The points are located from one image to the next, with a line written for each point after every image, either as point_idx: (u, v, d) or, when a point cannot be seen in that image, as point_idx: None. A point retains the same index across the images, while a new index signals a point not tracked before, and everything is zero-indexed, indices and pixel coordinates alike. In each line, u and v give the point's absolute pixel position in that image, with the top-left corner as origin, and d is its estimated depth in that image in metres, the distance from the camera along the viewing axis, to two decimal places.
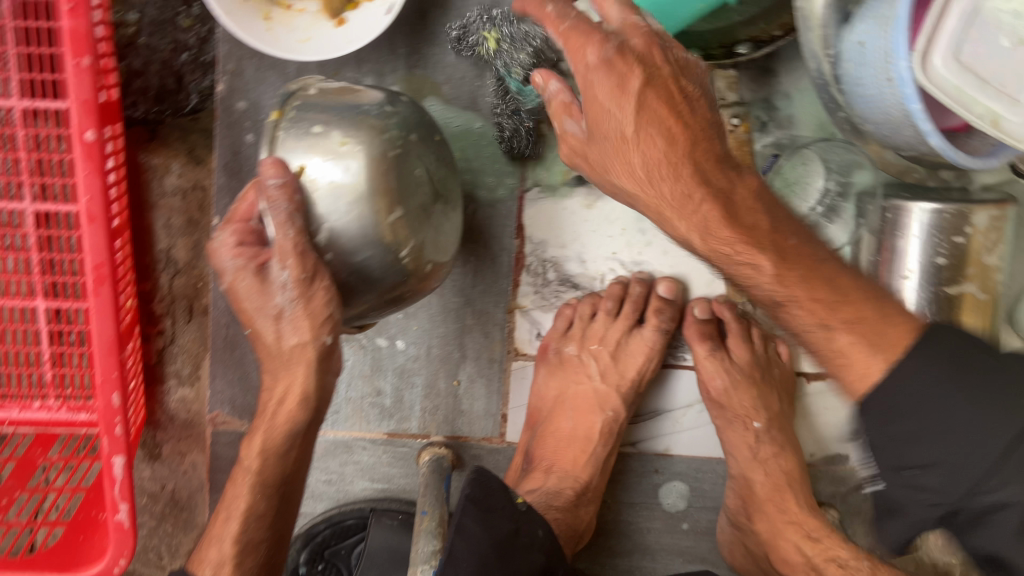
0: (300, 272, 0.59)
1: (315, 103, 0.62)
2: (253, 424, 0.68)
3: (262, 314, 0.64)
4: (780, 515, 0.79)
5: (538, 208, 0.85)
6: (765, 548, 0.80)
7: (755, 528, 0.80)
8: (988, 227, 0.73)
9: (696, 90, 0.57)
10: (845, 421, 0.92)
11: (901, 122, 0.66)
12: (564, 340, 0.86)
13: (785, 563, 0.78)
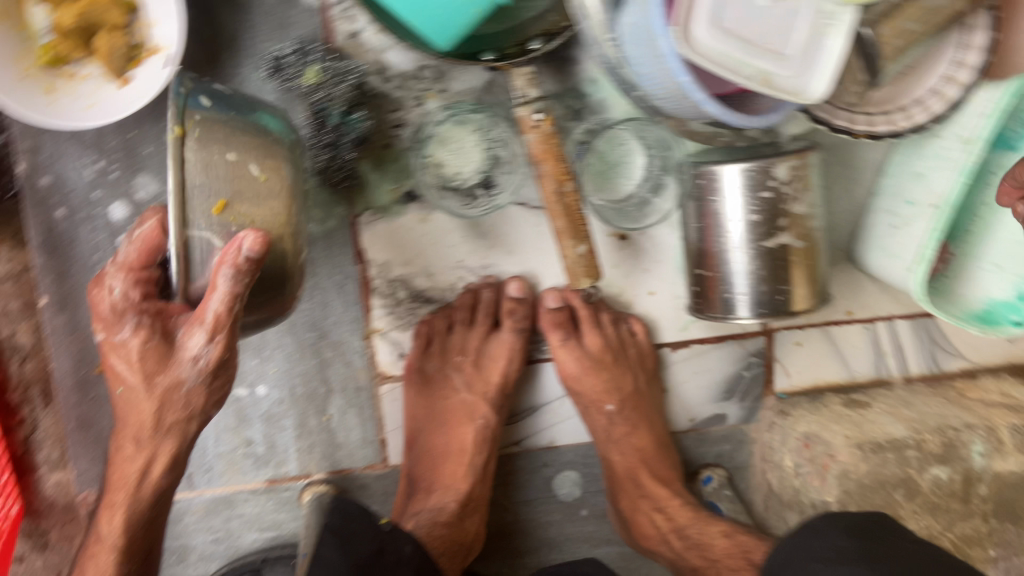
0: (223, 349, 0.61)
1: (218, 123, 0.60)
2: (112, 497, 0.70)
3: (138, 389, 0.64)
4: (636, 493, 0.87)
5: (374, 231, 0.84)
6: (628, 525, 0.88)
7: (619, 507, 0.89)
8: (791, 177, 0.76)
9: None
10: (715, 383, 0.95)
11: (681, 95, 0.67)
12: (424, 357, 0.86)
13: (643, 535, 0.87)
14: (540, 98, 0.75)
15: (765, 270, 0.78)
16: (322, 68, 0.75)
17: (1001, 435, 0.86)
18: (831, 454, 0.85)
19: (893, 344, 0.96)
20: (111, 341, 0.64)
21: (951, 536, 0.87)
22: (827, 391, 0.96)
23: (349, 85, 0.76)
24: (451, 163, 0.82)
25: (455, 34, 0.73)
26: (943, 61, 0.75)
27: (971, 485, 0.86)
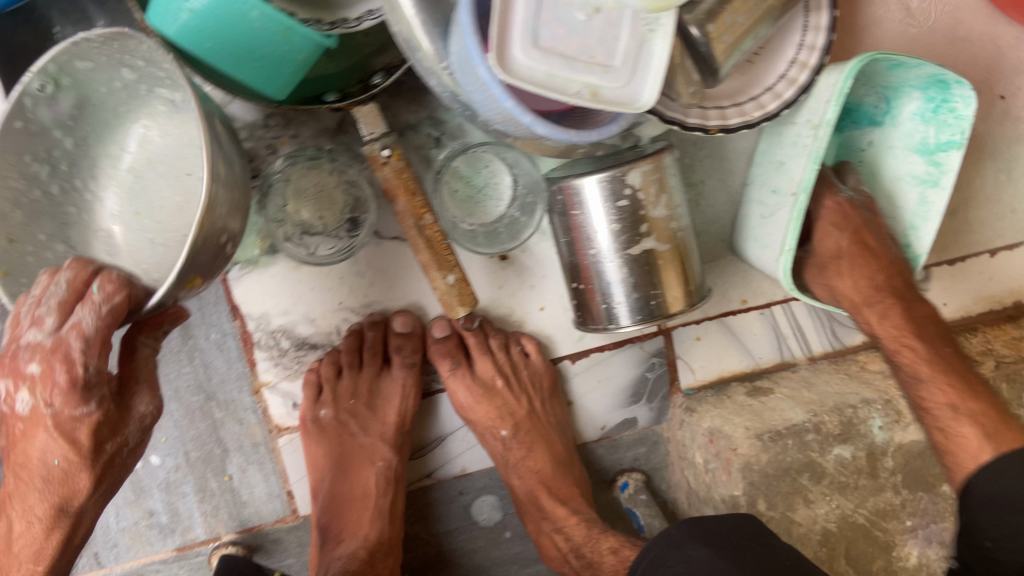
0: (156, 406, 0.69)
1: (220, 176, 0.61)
2: None
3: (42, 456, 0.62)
4: (543, 518, 0.88)
5: (246, 284, 0.82)
6: (537, 544, 0.90)
7: (529, 528, 0.90)
8: (646, 182, 0.76)
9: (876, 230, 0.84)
10: (619, 389, 0.95)
11: (512, 119, 0.67)
12: (316, 404, 0.85)
13: (547, 554, 0.89)
14: (385, 134, 0.75)
15: (634, 275, 0.78)
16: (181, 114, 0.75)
17: (898, 406, 0.86)
18: (733, 448, 0.85)
19: (792, 325, 0.97)
20: (64, 415, 0.60)
21: (863, 512, 0.87)
22: (732, 380, 0.96)
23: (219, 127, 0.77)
24: (309, 207, 0.80)
25: (284, 83, 0.72)
26: (791, 46, 0.79)
27: (877, 459, 0.86)
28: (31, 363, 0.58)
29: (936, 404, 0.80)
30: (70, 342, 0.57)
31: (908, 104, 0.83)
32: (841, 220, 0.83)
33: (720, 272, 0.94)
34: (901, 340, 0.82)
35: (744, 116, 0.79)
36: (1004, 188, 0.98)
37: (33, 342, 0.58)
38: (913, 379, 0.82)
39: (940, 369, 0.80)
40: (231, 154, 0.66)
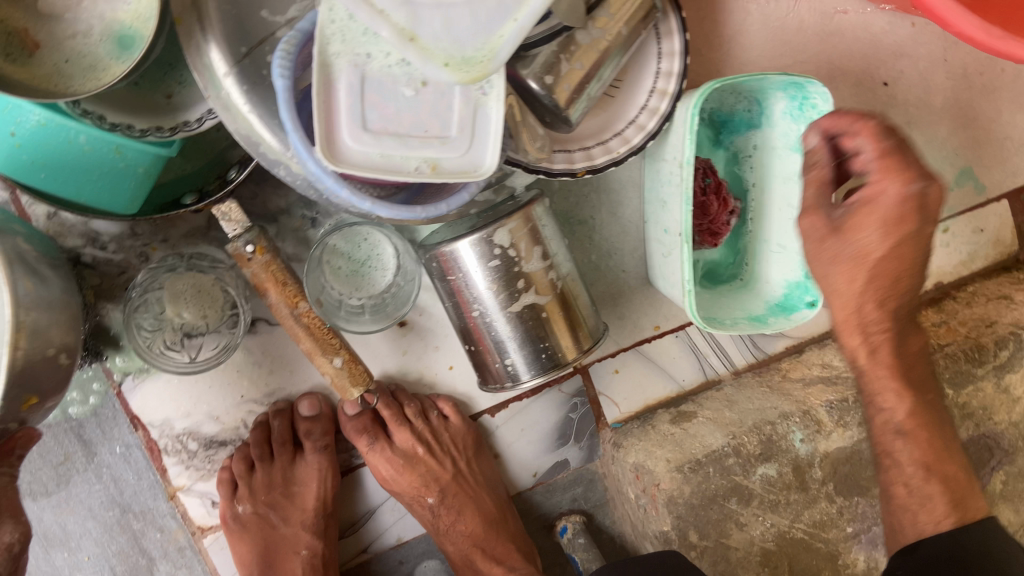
0: None
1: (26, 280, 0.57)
2: None
3: None
4: None
5: (142, 394, 0.82)
6: None
7: None
8: (516, 238, 0.74)
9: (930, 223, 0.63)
10: (544, 435, 0.93)
11: (353, 205, 0.67)
12: (233, 502, 0.84)
13: None
14: (249, 229, 0.73)
15: (522, 331, 0.77)
16: None
17: (818, 416, 0.86)
18: (656, 483, 0.83)
19: (710, 343, 0.96)
20: None
21: (800, 526, 0.86)
22: (657, 408, 0.95)
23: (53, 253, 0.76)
24: (190, 308, 0.77)
25: (133, 197, 0.71)
26: (649, 75, 0.79)
27: (804, 473, 0.85)
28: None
29: (902, 458, 0.72)
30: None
31: (777, 105, 0.83)
32: (893, 217, 0.62)
33: (628, 303, 0.93)
34: (881, 382, 0.72)
35: (610, 154, 0.79)
36: None
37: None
38: (885, 424, 0.74)
39: (917, 424, 0.72)
40: (58, 279, 0.63)
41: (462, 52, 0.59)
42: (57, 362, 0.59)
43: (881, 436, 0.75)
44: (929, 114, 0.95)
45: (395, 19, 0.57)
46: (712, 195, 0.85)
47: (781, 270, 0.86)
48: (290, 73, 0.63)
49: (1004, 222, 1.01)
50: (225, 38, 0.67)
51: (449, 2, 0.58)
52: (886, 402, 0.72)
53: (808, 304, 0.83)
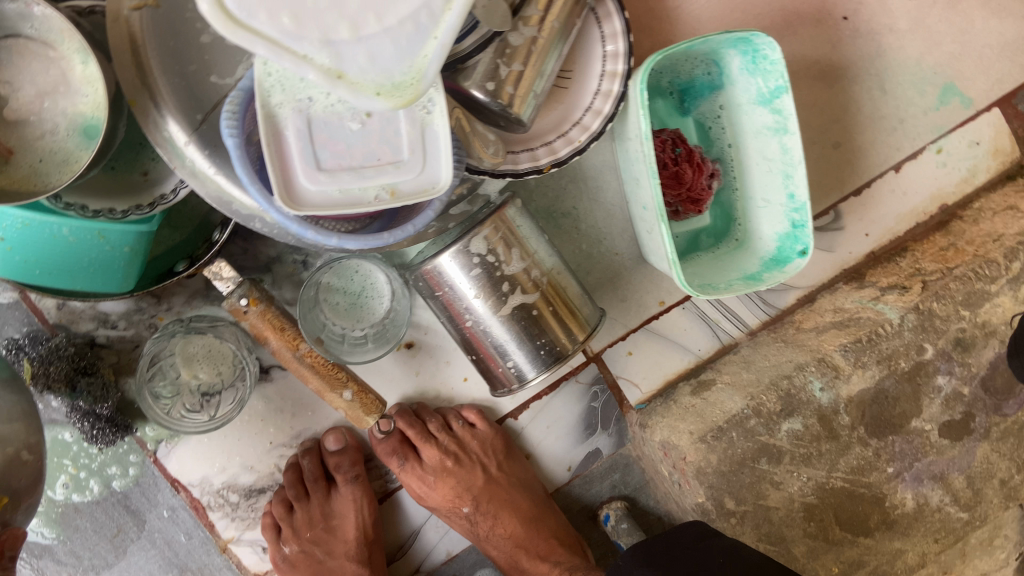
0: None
1: None
2: None
3: None
4: None
5: (177, 456, 0.86)
6: None
7: None
8: (493, 243, 0.76)
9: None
10: (570, 427, 0.94)
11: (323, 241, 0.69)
12: (279, 543, 0.87)
13: None
14: (241, 283, 0.76)
15: (517, 332, 0.78)
16: (33, 358, 0.78)
17: (834, 361, 0.84)
18: (682, 457, 0.83)
19: (719, 309, 0.95)
20: None
21: (838, 475, 0.85)
22: (678, 381, 0.95)
23: (60, 362, 0.77)
24: (205, 369, 0.81)
25: (128, 275, 0.74)
26: (597, 59, 0.81)
27: (831, 421, 0.84)
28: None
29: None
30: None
31: (733, 62, 0.83)
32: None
33: (628, 285, 0.93)
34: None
35: (572, 144, 0.80)
36: (882, 104, 0.94)
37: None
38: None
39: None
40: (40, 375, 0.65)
41: (392, 79, 0.56)
42: (24, 460, 0.61)
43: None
44: (897, 39, 0.93)
45: (319, 60, 0.54)
46: (684, 164, 0.84)
47: (770, 224, 0.85)
48: (240, 130, 0.66)
49: (999, 130, 0.97)
50: (180, 110, 0.71)
51: (368, 34, 0.54)
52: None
53: (798, 253, 0.81)
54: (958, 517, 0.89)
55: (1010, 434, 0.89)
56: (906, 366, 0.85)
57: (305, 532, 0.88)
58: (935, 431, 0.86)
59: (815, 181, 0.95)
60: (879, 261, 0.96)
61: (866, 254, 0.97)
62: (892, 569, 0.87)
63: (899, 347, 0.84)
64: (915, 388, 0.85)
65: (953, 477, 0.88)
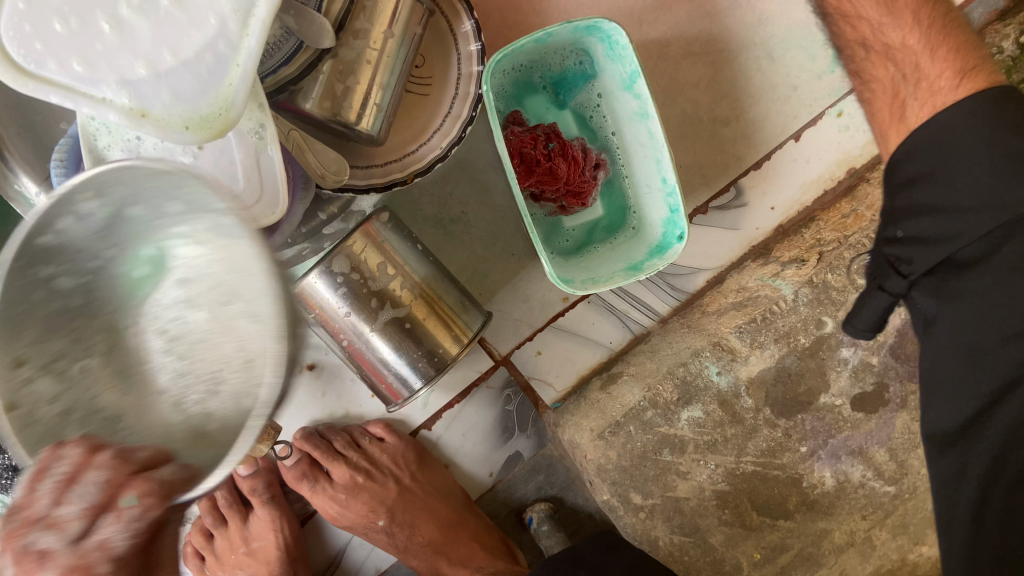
0: None
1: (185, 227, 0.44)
2: None
3: None
4: None
5: None
6: None
7: None
8: (356, 259, 0.75)
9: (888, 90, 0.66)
10: (486, 434, 0.93)
11: None
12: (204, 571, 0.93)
13: None
14: None
15: (397, 345, 0.78)
16: None
17: (730, 344, 0.83)
18: (582, 454, 0.83)
19: (627, 300, 0.93)
20: None
21: (748, 460, 0.84)
22: (592, 376, 0.93)
23: None
24: None
25: None
26: (453, 64, 0.79)
27: (733, 405, 0.84)
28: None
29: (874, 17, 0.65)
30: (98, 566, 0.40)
31: (598, 49, 0.81)
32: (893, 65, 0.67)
33: (529, 284, 0.90)
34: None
35: (433, 152, 0.79)
36: (771, 72, 0.90)
37: (25, 539, 0.39)
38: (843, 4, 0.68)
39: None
40: None
41: (201, 111, 0.60)
42: None
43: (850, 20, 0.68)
44: (780, 4, 0.89)
45: (120, 102, 0.58)
46: (557, 158, 0.82)
47: (656, 209, 0.83)
48: (72, 176, 0.67)
49: None
50: (28, 163, 0.72)
51: (169, 74, 0.58)
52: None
53: (677, 238, 0.79)
54: (886, 492, 0.85)
55: None
56: (807, 342, 0.83)
57: (232, 553, 0.91)
58: (847, 405, 0.84)
59: (713, 158, 0.92)
60: (787, 234, 0.93)
61: (774, 228, 0.94)
62: (820, 550, 0.84)
63: (796, 323, 0.83)
64: (819, 364, 0.83)
65: (874, 451, 0.85)
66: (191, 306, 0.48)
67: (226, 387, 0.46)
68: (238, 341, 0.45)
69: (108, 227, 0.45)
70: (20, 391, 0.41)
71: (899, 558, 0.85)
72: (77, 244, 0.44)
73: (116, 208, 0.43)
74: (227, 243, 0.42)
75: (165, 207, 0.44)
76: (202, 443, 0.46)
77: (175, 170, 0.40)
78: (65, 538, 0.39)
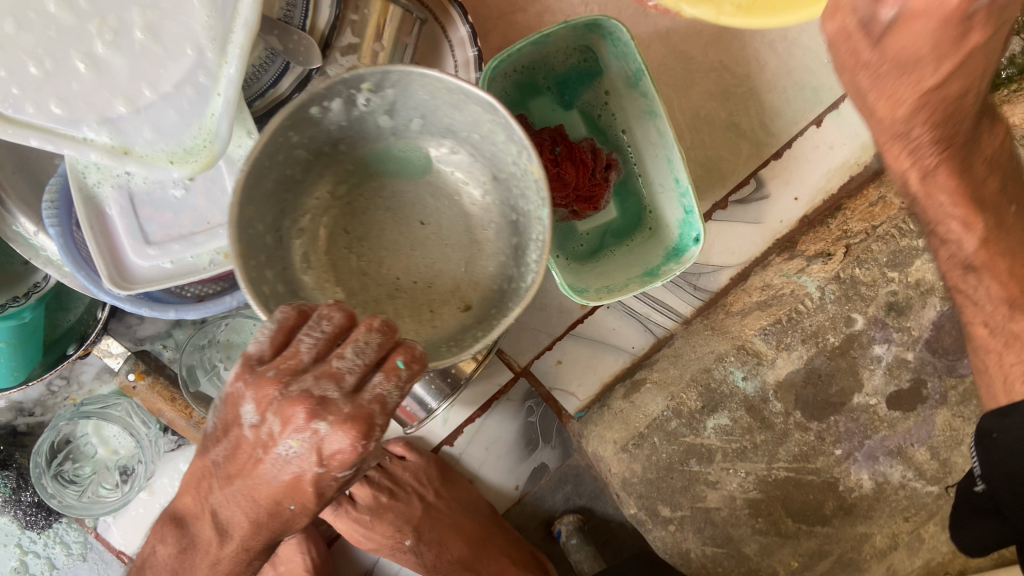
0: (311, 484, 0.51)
1: (432, 129, 0.59)
2: None
3: None
4: None
5: (115, 529, 0.86)
6: None
7: None
8: None
9: (976, 284, 0.66)
10: (509, 448, 0.90)
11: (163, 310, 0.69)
12: None
13: None
14: (128, 359, 0.78)
15: None
16: None
17: (756, 347, 0.82)
18: (607, 468, 0.83)
19: (647, 302, 0.88)
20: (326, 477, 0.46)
21: (779, 466, 0.83)
22: (615, 384, 0.89)
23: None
24: (123, 444, 0.84)
25: (16, 365, 0.74)
26: (450, 71, 0.76)
27: (762, 410, 0.82)
28: (248, 406, 0.46)
29: (980, 298, 0.66)
30: (374, 415, 0.44)
31: (602, 46, 0.77)
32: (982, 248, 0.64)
33: (544, 292, 0.86)
34: (941, 201, 0.61)
35: None
36: (789, 56, 0.84)
37: (307, 385, 0.44)
38: (954, 259, 0.67)
39: (994, 250, 0.64)
40: None
41: (185, 142, 0.59)
42: None
43: (953, 274, 0.68)
44: None
45: (101, 141, 0.57)
46: (566, 163, 0.77)
47: (671, 209, 0.79)
48: (64, 219, 0.65)
49: None
50: (24, 202, 0.70)
51: (147, 105, 0.57)
52: (953, 237, 0.64)
53: (694, 241, 0.75)
54: (928, 492, 0.83)
55: (971, 397, 0.83)
56: (837, 341, 0.82)
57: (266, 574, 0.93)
58: (882, 404, 0.83)
59: (732, 148, 0.85)
60: (813, 225, 0.87)
61: (799, 219, 0.87)
62: (861, 555, 0.82)
63: (824, 322, 0.82)
64: (850, 363, 0.82)
65: (914, 451, 0.83)
66: (404, 218, 0.63)
67: (445, 281, 0.62)
68: (473, 238, 0.63)
69: (353, 121, 0.56)
70: (246, 236, 0.52)
71: (949, 550, 0.84)
72: (329, 127, 0.55)
73: (375, 113, 0.56)
74: (493, 164, 0.60)
75: (435, 127, 0.59)
76: (401, 311, 0.60)
77: (462, 93, 0.52)
78: (342, 390, 0.44)
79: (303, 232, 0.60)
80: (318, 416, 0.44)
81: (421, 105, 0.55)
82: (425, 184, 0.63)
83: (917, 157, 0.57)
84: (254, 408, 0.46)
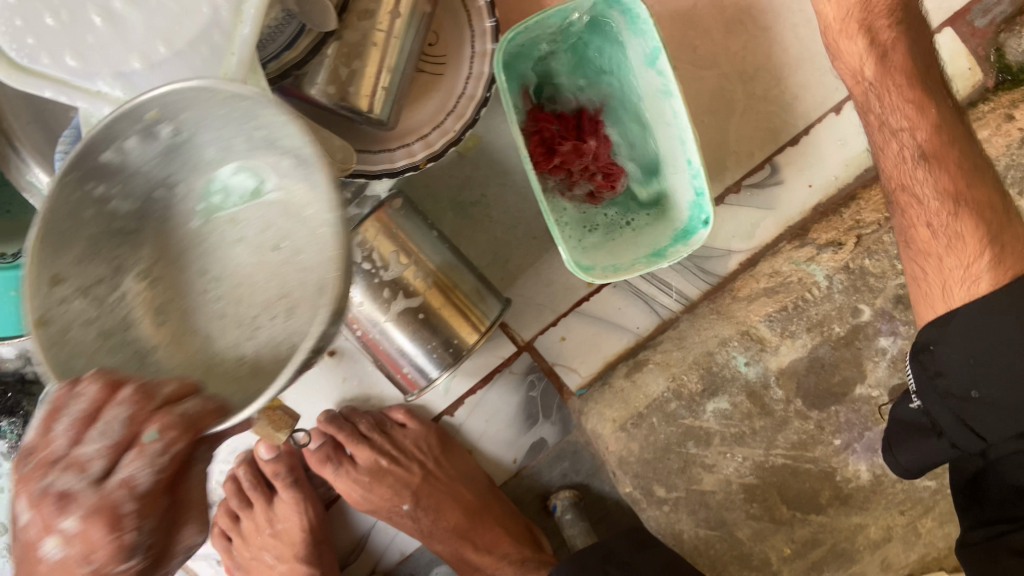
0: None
1: (251, 137, 0.48)
2: None
3: None
4: None
5: None
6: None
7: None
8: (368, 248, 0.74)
9: (925, 184, 0.72)
10: (508, 421, 0.91)
11: None
12: (231, 550, 0.93)
13: None
14: None
15: (409, 336, 0.77)
16: None
17: (760, 334, 0.82)
18: (604, 446, 0.83)
19: (654, 283, 0.88)
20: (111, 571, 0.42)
21: (777, 453, 0.84)
22: (618, 362, 0.89)
23: None
24: None
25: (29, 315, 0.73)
26: (467, 43, 0.76)
27: (763, 397, 0.83)
28: (15, 506, 0.41)
29: (926, 195, 0.71)
30: (124, 501, 0.41)
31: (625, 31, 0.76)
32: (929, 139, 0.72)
33: (551, 268, 0.87)
34: (885, 91, 0.74)
35: (447, 135, 0.76)
36: (811, 42, 0.83)
37: (50, 481, 0.40)
38: (902, 165, 0.73)
39: (939, 140, 0.72)
40: None
41: None
42: None
43: (899, 182, 0.74)
44: None
45: (113, 94, 0.54)
46: None
47: (683, 191, 0.78)
48: None
49: (954, 54, 0.85)
50: (41, 153, 0.71)
51: (159, 60, 0.53)
52: (906, 129, 0.73)
53: (703, 223, 0.75)
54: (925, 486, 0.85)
55: None
56: (842, 331, 0.83)
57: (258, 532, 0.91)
58: (884, 397, 0.83)
59: (750, 132, 0.84)
60: (825, 216, 0.85)
61: (813, 207, 0.85)
62: (853, 545, 0.84)
63: (830, 312, 0.82)
64: (854, 354, 0.83)
65: None
66: (257, 251, 0.50)
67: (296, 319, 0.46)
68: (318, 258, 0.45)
69: (168, 154, 0.48)
70: (53, 307, 0.43)
71: (945, 547, 0.86)
72: (145, 169, 0.48)
73: (193, 145, 0.48)
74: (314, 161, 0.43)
75: (255, 138, 0.48)
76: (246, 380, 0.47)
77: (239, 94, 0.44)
78: (89, 480, 0.40)
79: (156, 279, 0.50)
80: (65, 511, 0.40)
81: (224, 116, 0.46)
82: (274, 206, 0.50)
83: (876, 39, 0.72)
84: (23, 507, 0.41)
